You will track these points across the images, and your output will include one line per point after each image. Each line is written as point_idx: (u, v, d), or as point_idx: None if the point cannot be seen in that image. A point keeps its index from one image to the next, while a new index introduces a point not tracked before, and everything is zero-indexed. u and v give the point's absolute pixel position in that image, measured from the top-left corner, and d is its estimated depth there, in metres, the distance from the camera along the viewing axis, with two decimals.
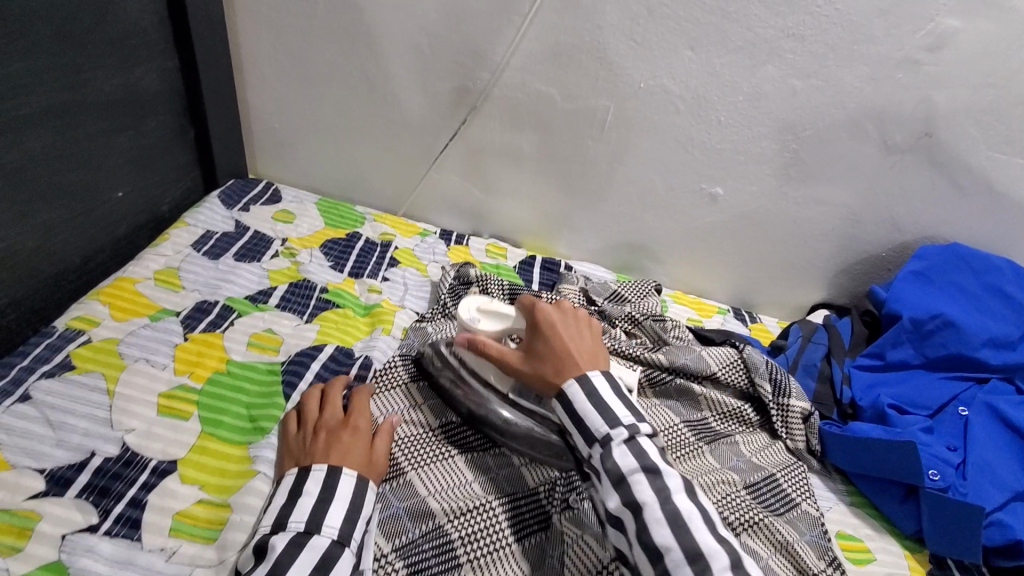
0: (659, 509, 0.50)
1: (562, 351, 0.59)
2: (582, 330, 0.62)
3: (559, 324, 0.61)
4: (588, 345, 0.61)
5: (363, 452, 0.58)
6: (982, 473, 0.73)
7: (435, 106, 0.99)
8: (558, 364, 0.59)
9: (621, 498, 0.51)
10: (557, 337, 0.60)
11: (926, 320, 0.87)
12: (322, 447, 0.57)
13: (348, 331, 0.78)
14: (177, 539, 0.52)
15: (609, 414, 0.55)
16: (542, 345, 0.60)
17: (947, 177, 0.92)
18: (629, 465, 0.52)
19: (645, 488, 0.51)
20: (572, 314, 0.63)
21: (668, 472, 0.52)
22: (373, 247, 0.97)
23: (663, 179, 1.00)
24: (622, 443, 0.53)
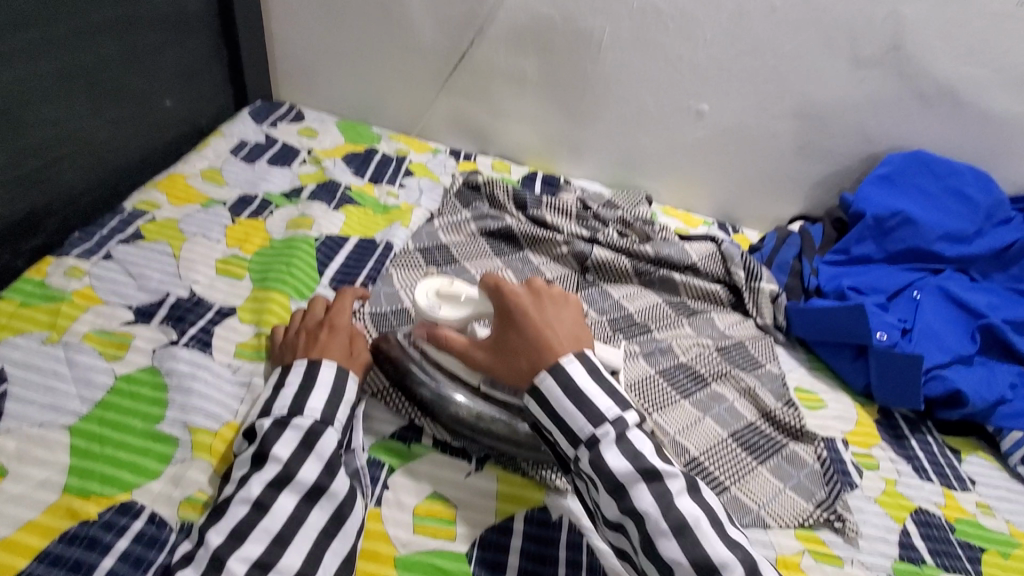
0: (665, 520, 0.48)
1: (540, 346, 0.54)
2: (562, 314, 0.57)
3: (534, 311, 0.56)
4: (575, 334, 0.56)
5: (344, 345, 0.62)
6: (928, 339, 0.84)
7: (444, 31, 1.08)
8: (533, 361, 0.54)
9: (621, 509, 0.50)
10: (533, 329, 0.55)
11: (888, 218, 0.97)
12: (303, 346, 0.60)
13: (369, 224, 0.89)
14: (240, 360, 0.63)
15: (593, 411, 0.51)
16: (514, 338, 0.55)
17: (915, 89, 1.00)
18: (625, 473, 0.49)
19: (645, 495, 0.49)
20: (550, 297, 0.58)
21: (669, 474, 0.50)
22: (389, 159, 1.07)
23: (654, 98, 1.08)
24: (611, 443, 0.50)
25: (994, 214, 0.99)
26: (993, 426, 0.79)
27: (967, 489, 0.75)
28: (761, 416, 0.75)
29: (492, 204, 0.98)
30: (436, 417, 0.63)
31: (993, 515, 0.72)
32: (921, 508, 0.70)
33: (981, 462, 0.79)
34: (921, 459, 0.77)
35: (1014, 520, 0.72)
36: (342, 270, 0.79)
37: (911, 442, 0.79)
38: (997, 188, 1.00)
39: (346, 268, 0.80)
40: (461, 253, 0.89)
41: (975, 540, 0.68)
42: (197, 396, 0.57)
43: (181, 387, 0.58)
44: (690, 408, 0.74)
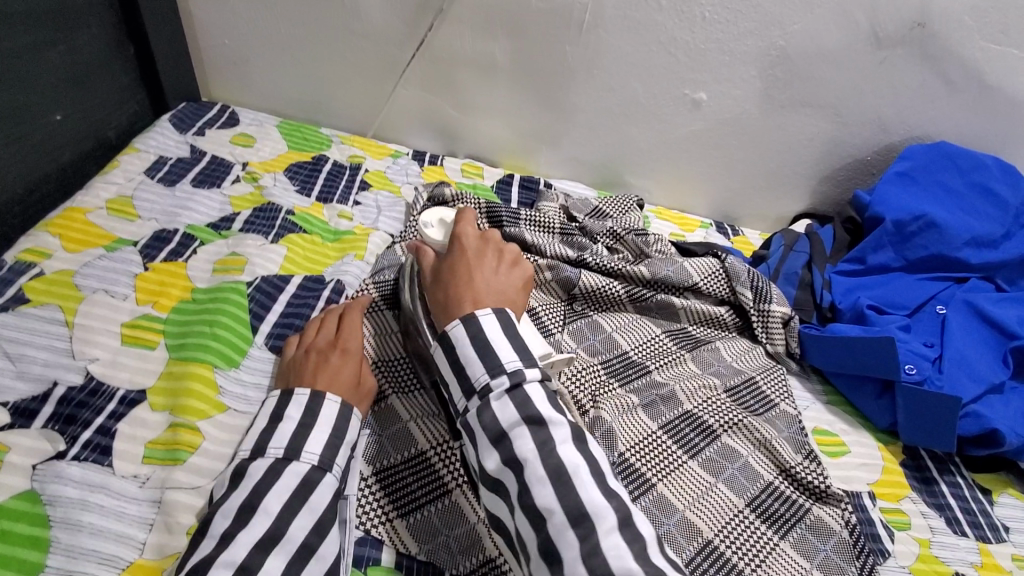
0: (544, 468, 0.45)
1: (464, 283, 0.57)
2: (498, 276, 0.60)
3: (475, 260, 0.60)
4: (506, 290, 0.59)
5: (352, 373, 0.57)
6: (959, 367, 0.74)
7: (398, 12, 0.91)
8: (452, 295, 0.57)
9: (501, 458, 0.47)
10: (463, 269, 0.58)
11: (909, 222, 0.86)
12: (312, 369, 0.57)
13: (316, 258, 0.75)
14: (150, 467, 0.52)
15: (493, 359, 0.50)
16: (449, 274, 0.59)
17: (939, 73, 0.88)
18: (509, 419, 0.47)
19: (526, 443, 0.46)
20: (498, 255, 0.62)
21: (554, 421, 0.47)
22: (341, 169, 0.92)
23: (644, 87, 0.94)
24: (502, 393, 0.49)
25: None
26: None
27: (1002, 538, 0.68)
28: (778, 472, 0.66)
29: None
30: (402, 522, 0.54)
31: None
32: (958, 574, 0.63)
33: (1014, 502, 0.71)
34: (952, 507, 0.69)
35: None
36: (283, 320, 0.66)
37: (941, 487, 0.71)
38: None
39: (287, 318, 0.66)
40: None
41: None
42: (89, 532, 0.47)
43: (67, 521, 0.47)
44: (700, 471, 0.64)
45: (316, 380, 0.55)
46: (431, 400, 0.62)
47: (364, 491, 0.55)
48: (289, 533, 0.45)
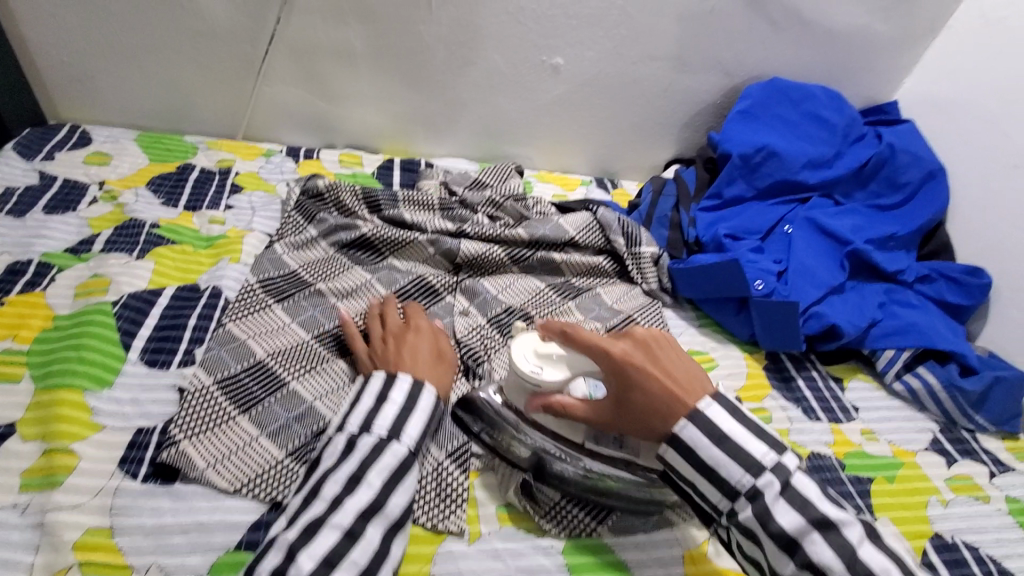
0: (851, 572, 0.44)
1: (656, 396, 0.51)
2: (672, 363, 0.53)
3: (642, 361, 0.53)
4: (688, 375, 0.53)
5: (427, 354, 0.62)
6: (802, 277, 0.84)
7: (241, 8, 0.89)
8: (654, 411, 0.51)
9: (797, 563, 0.45)
10: (650, 380, 0.51)
11: (753, 154, 0.95)
12: (391, 352, 0.61)
13: (188, 267, 0.75)
14: (28, 494, 0.52)
15: (749, 459, 0.48)
16: (629, 392, 0.52)
17: (763, 15, 0.96)
18: (797, 525, 0.46)
19: (822, 547, 0.45)
20: (656, 343, 0.54)
21: (844, 521, 0.46)
22: (210, 176, 0.91)
23: (505, 58, 0.98)
24: (779, 496, 0.47)
25: (849, 132, 0.99)
26: (868, 349, 0.83)
27: (851, 417, 0.78)
28: None
29: (342, 212, 0.84)
30: None
31: (876, 439, 0.76)
32: (813, 453, 0.72)
33: (862, 385, 0.82)
34: (808, 398, 0.79)
35: (895, 439, 0.76)
36: (157, 336, 0.66)
37: (798, 382, 0.80)
38: (849, 107, 1.01)
39: (162, 332, 0.66)
40: (312, 277, 0.76)
41: (864, 471, 0.71)
42: None
43: None
44: None
45: (407, 360, 0.60)
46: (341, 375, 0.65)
47: (276, 468, 0.57)
48: (390, 507, 0.50)
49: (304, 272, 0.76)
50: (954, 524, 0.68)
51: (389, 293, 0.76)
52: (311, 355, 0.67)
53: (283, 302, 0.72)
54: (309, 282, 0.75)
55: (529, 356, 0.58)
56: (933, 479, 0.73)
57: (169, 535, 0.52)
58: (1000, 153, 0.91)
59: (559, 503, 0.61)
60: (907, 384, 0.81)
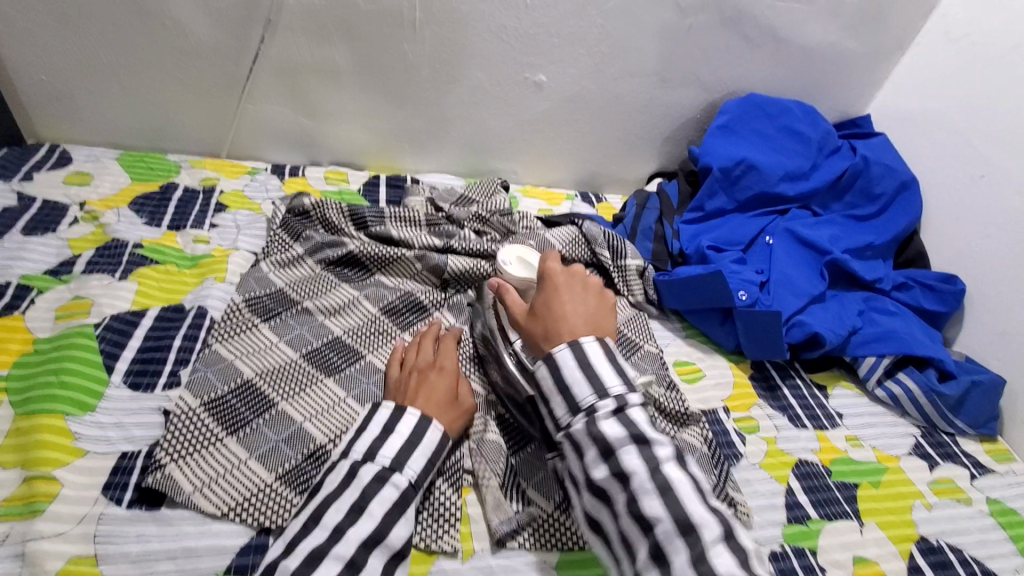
0: (649, 479, 0.48)
1: (557, 316, 0.61)
2: (585, 301, 0.62)
3: (565, 294, 0.62)
4: (593, 315, 0.61)
5: (446, 393, 0.62)
6: (783, 287, 0.86)
7: (224, 27, 0.89)
8: (548, 326, 0.61)
9: (610, 469, 0.50)
10: (559, 297, 0.62)
11: (733, 167, 0.97)
12: (413, 386, 0.61)
13: (172, 287, 0.74)
14: (8, 523, 0.51)
15: (597, 384, 0.53)
16: (542, 307, 0.62)
17: (739, 34, 0.99)
18: (617, 435, 0.51)
19: (634, 458, 0.49)
20: (586, 284, 0.64)
21: (657, 441, 0.50)
22: (194, 195, 0.90)
23: (488, 76, 0.99)
24: (610, 414, 0.52)
25: (825, 145, 1.02)
26: (850, 356, 0.85)
27: (836, 424, 0.79)
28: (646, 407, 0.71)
29: (329, 229, 0.84)
30: None
31: (861, 445, 0.77)
32: (800, 460, 0.73)
33: (845, 392, 0.84)
34: (793, 406, 0.80)
35: (879, 444, 0.78)
36: (141, 358, 0.65)
37: (783, 390, 0.82)
38: (824, 120, 1.04)
39: (146, 353, 0.65)
40: (299, 295, 0.75)
41: (851, 477, 0.73)
42: None
43: None
44: None
45: (420, 400, 0.60)
46: (330, 395, 0.64)
47: (266, 491, 0.56)
48: (392, 538, 0.50)
49: (292, 290, 0.76)
50: (939, 527, 0.70)
51: (378, 310, 0.76)
52: (301, 374, 0.66)
53: (270, 321, 0.71)
54: (297, 300, 0.74)
55: (512, 256, 0.83)
56: (917, 483, 0.74)
57: (155, 562, 0.50)
58: (967, 164, 0.95)
59: (555, 515, 0.61)
60: (889, 389, 0.82)
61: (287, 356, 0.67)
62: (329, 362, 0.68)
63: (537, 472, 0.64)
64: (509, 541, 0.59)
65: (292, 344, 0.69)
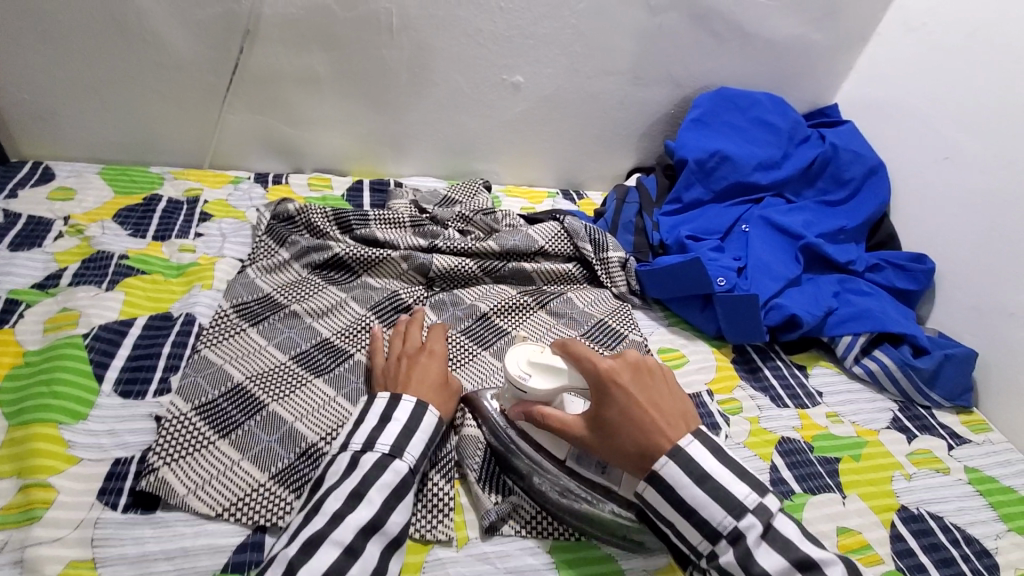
0: (795, 568, 0.48)
1: (647, 426, 0.53)
2: (658, 391, 0.55)
3: (633, 388, 0.54)
4: (675, 404, 0.55)
5: (438, 377, 0.63)
6: (760, 272, 0.88)
7: (203, 39, 0.90)
8: (643, 442, 0.52)
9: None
10: (632, 401, 0.53)
11: (707, 159, 1.00)
12: (405, 371, 0.62)
13: (159, 295, 0.74)
14: (6, 531, 0.51)
15: (731, 501, 0.50)
16: (618, 418, 0.53)
17: (708, 29, 1.02)
18: (777, 567, 0.48)
19: (773, 556, 0.49)
20: (645, 370, 0.56)
21: (826, 560, 0.49)
22: (178, 205, 0.91)
23: (467, 79, 1.01)
24: (759, 541, 0.49)
25: (795, 135, 1.05)
26: (828, 337, 0.87)
27: (817, 402, 0.82)
28: None
29: (314, 234, 0.85)
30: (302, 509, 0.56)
31: (841, 421, 0.80)
32: (783, 437, 0.76)
33: (825, 371, 0.87)
34: (774, 387, 0.82)
35: (858, 420, 0.80)
36: (131, 365, 0.65)
37: (764, 372, 0.84)
38: (793, 111, 1.07)
39: (136, 361, 0.66)
40: (286, 299, 0.76)
41: (832, 452, 0.75)
42: None
43: None
44: None
45: (414, 384, 0.61)
46: (320, 394, 0.65)
47: (259, 490, 0.56)
48: (389, 525, 0.51)
49: (279, 295, 0.76)
50: (918, 496, 0.72)
51: (365, 311, 0.77)
52: (291, 376, 0.67)
53: (258, 326, 0.72)
54: (283, 304, 0.75)
55: (523, 364, 0.61)
56: (896, 454, 0.77)
57: (154, 562, 0.51)
58: (931, 147, 0.98)
59: (547, 502, 0.63)
60: (866, 366, 0.85)
61: (276, 358, 0.68)
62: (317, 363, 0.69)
63: None
64: (501, 526, 0.60)
65: (280, 348, 0.70)
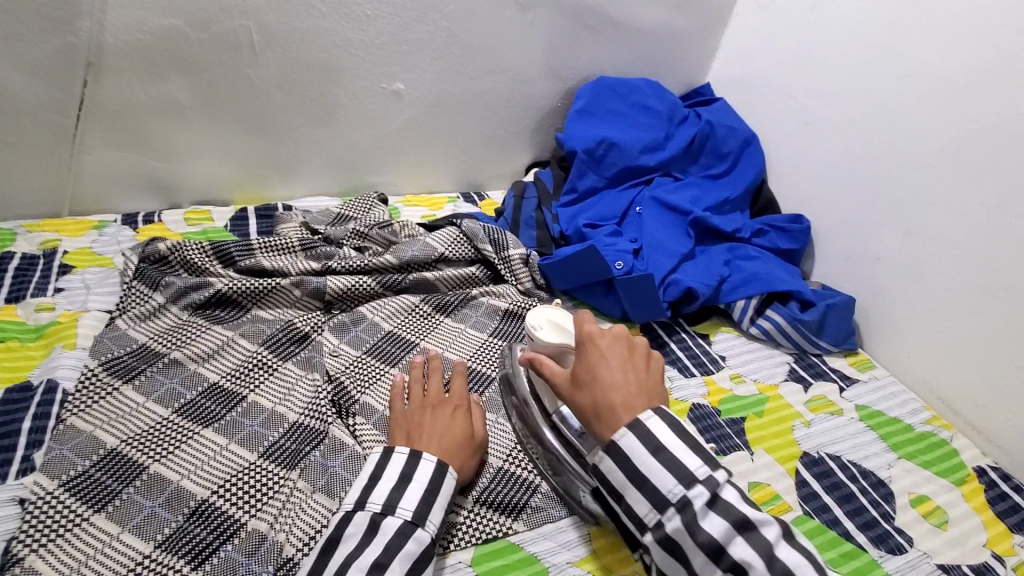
0: (770, 570, 0.48)
1: (607, 390, 0.56)
2: (632, 367, 0.57)
3: (611, 356, 0.58)
4: (642, 384, 0.57)
5: (460, 431, 0.61)
6: (656, 250, 0.92)
7: (36, 75, 0.81)
8: (598, 400, 0.56)
9: (723, 567, 0.49)
10: (608, 368, 0.57)
11: (595, 147, 1.03)
12: (427, 427, 0.61)
13: (15, 365, 0.67)
14: None
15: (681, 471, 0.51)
16: (587, 375, 0.57)
17: (580, 21, 1.05)
18: (723, 532, 0.49)
19: (744, 548, 0.49)
20: (634, 348, 0.59)
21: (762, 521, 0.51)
22: (33, 261, 0.82)
23: (344, 91, 0.98)
24: (708, 508, 0.50)
25: (674, 115, 1.10)
26: (724, 303, 0.92)
27: (721, 366, 0.86)
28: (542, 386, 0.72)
29: (192, 271, 0.79)
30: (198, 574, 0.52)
31: (744, 381, 0.84)
32: (694, 405, 0.79)
33: (726, 336, 0.91)
34: (681, 358, 0.86)
35: (758, 377, 0.85)
36: None
37: (671, 346, 0.87)
38: (669, 92, 1.11)
39: None
40: (164, 346, 0.70)
41: (738, 413, 0.79)
42: None
43: None
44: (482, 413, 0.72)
45: (436, 439, 0.59)
46: (208, 447, 0.61)
47: (145, 564, 0.52)
48: None
49: (156, 343, 0.70)
50: (819, 441, 0.77)
51: (256, 346, 0.72)
52: (175, 431, 0.62)
53: (132, 381, 0.66)
54: (161, 353, 0.69)
55: (541, 319, 0.69)
56: (796, 405, 0.82)
57: None
58: (794, 115, 1.06)
59: (475, 510, 0.62)
60: (761, 326, 0.90)
61: (157, 414, 0.63)
62: (208, 413, 0.64)
63: None
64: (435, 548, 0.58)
65: (160, 402, 0.64)
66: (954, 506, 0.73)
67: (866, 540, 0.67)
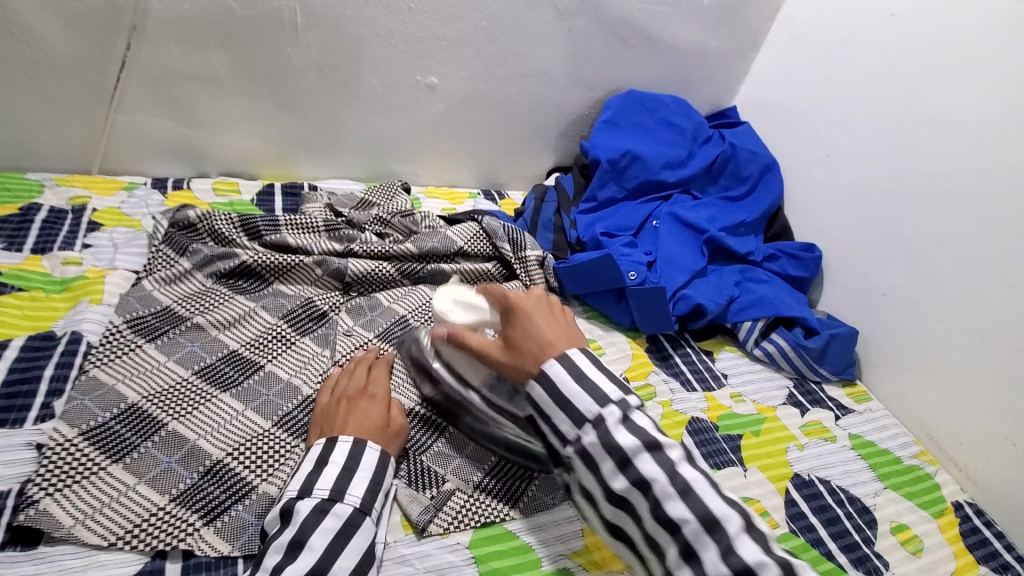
0: (672, 484, 0.50)
1: (540, 338, 0.58)
2: (552, 320, 0.61)
3: (538, 314, 0.61)
4: (568, 332, 0.60)
5: (378, 417, 0.62)
6: (669, 265, 0.94)
7: (85, 35, 0.84)
8: (535, 351, 0.58)
9: (628, 478, 0.51)
10: (536, 321, 0.60)
11: (619, 158, 1.05)
12: (342, 416, 0.61)
13: (40, 314, 0.69)
14: None
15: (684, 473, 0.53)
16: (518, 334, 0.59)
17: (615, 34, 1.07)
18: (632, 444, 0.52)
19: (650, 464, 0.51)
20: (551, 305, 0.62)
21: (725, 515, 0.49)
22: (62, 214, 0.84)
23: (380, 80, 1.00)
24: (640, 450, 0.51)
25: (698, 135, 1.12)
26: (731, 323, 0.94)
27: (722, 383, 0.88)
28: None
29: (218, 241, 0.81)
30: (208, 530, 0.54)
31: (743, 400, 0.86)
32: (693, 418, 0.81)
33: (730, 355, 0.94)
34: (684, 371, 0.88)
35: (758, 398, 0.87)
36: (8, 391, 0.60)
37: (675, 359, 0.89)
38: (695, 112, 1.13)
39: (15, 386, 0.61)
40: (188, 310, 0.72)
41: (735, 430, 0.81)
42: None
43: None
44: None
45: (351, 426, 0.60)
46: (226, 410, 0.63)
47: (158, 515, 0.54)
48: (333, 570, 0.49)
49: (180, 307, 0.72)
50: (810, 464, 0.79)
51: (276, 319, 0.74)
52: (193, 392, 0.64)
53: (154, 340, 0.67)
54: (185, 317, 0.71)
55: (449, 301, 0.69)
56: (791, 428, 0.83)
57: None
58: (815, 146, 1.08)
59: (472, 496, 0.64)
60: (765, 349, 0.92)
61: (177, 375, 0.65)
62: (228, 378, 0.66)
63: (452, 461, 0.67)
64: (430, 526, 0.61)
65: (181, 363, 0.66)
66: (932, 537, 0.75)
67: (845, 561, 0.69)
